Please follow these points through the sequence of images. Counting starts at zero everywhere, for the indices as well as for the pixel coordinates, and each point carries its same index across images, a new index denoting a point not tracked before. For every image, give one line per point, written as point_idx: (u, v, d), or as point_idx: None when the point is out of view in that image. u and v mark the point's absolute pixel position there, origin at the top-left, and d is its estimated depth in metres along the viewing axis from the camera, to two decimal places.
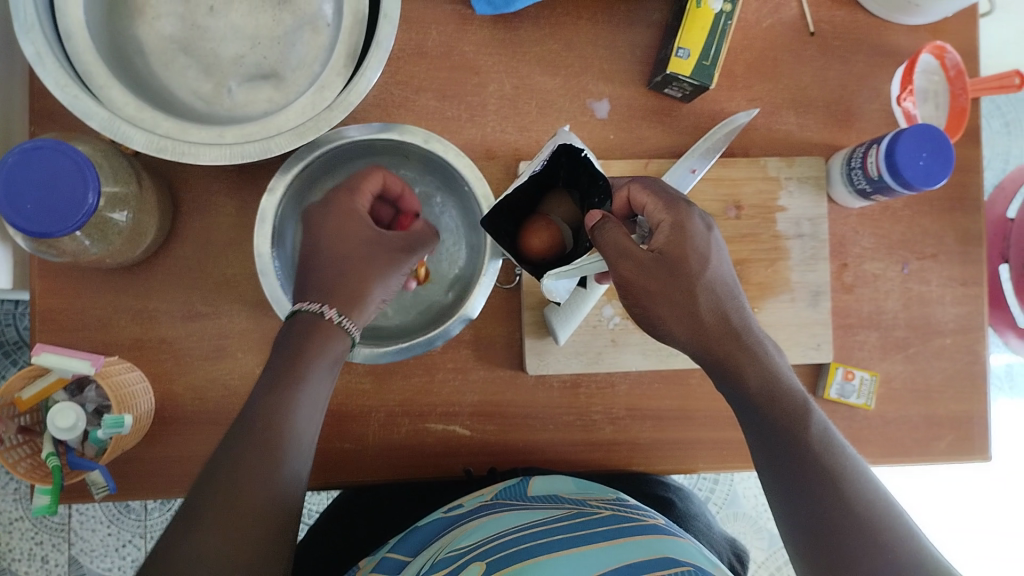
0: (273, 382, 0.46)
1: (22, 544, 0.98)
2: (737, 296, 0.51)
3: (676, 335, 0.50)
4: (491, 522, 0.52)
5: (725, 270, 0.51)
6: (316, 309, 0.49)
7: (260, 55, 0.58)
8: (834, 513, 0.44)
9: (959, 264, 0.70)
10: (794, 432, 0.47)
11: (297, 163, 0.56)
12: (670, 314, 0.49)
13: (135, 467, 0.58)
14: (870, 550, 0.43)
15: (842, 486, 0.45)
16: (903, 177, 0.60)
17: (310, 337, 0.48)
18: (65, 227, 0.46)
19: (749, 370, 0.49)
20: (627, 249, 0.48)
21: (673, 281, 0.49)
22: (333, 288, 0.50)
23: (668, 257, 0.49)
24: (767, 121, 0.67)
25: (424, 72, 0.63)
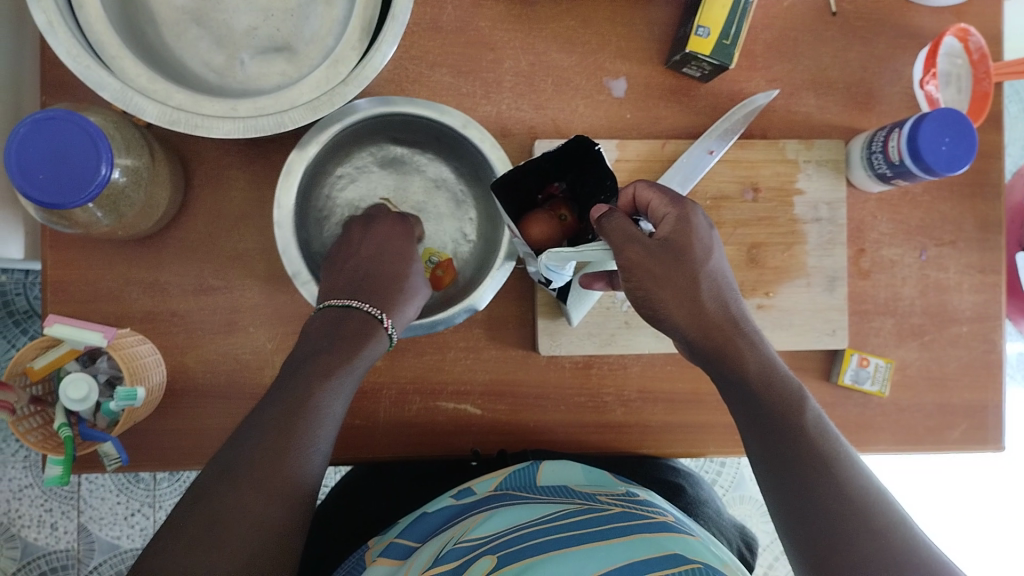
0: (306, 372, 0.48)
1: (31, 512, 0.99)
2: (733, 287, 0.52)
3: (676, 321, 0.50)
4: (502, 515, 0.51)
5: (724, 266, 0.52)
6: (372, 313, 0.52)
7: (273, 27, 0.58)
8: (826, 498, 0.44)
9: (977, 252, 0.69)
10: (788, 419, 0.47)
11: (334, 126, 0.55)
12: (671, 299, 0.49)
13: (146, 439, 0.58)
14: (863, 534, 0.42)
15: (834, 469, 0.45)
16: (925, 162, 0.59)
17: (362, 338, 0.51)
18: (79, 198, 0.46)
19: (749, 356, 0.49)
20: (631, 234, 0.48)
21: (677, 267, 0.49)
22: (388, 303, 0.53)
23: (672, 244, 0.49)
24: (786, 103, 0.66)
25: (440, 48, 0.62)
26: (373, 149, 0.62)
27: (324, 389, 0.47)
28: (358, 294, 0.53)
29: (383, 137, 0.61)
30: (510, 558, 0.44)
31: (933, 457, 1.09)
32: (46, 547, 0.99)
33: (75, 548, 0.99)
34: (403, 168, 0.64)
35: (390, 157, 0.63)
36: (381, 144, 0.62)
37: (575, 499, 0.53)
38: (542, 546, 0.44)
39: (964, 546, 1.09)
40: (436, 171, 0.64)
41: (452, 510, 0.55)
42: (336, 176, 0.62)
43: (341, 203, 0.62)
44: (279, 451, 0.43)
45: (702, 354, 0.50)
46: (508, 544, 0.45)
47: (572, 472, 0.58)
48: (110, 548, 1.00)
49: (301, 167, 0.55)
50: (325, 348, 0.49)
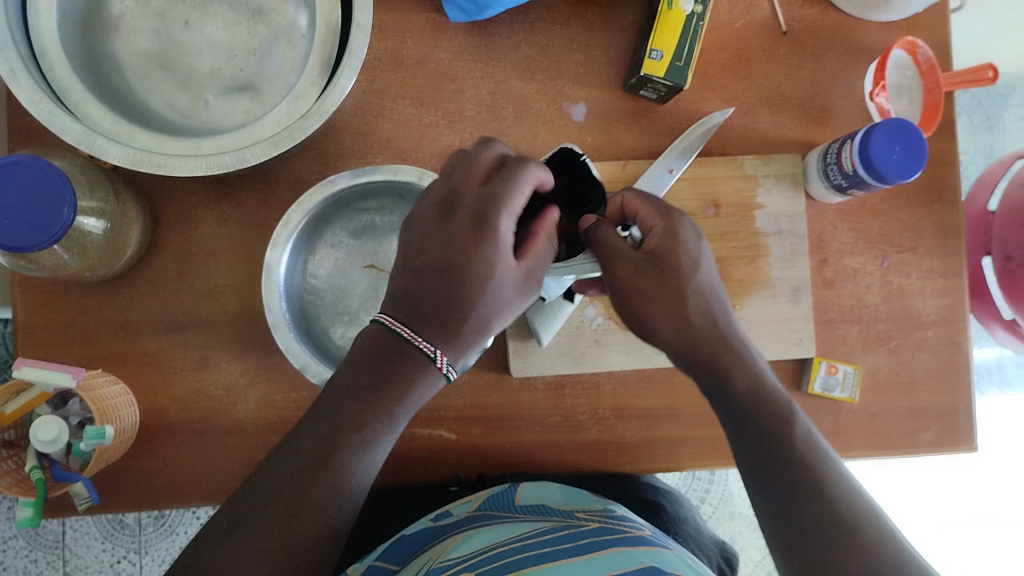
0: (357, 401, 0.43)
1: (17, 564, 1.00)
2: (723, 300, 0.53)
3: (664, 336, 0.51)
4: (480, 535, 0.51)
5: (714, 278, 0.53)
6: (422, 349, 0.44)
7: (237, 68, 0.59)
8: (812, 510, 0.45)
9: (938, 257, 0.70)
10: (777, 433, 0.48)
11: (298, 217, 0.55)
12: (659, 314, 0.51)
13: (122, 479, 0.58)
14: (849, 548, 0.43)
15: (824, 484, 0.46)
16: (877, 171, 0.60)
17: (407, 382, 0.44)
18: (42, 240, 0.47)
19: (735, 371, 0.50)
20: (618, 248, 0.50)
21: (663, 282, 0.50)
22: (450, 333, 0.44)
23: (658, 258, 0.51)
24: (742, 120, 0.68)
25: (400, 81, 0.63)
26: (342, 221, 0.61)
27: (378, 423, 0.43)
28: (416, 324, 0.44)
29: (348, 204, 0.61)
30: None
31: (920, 464, 1.11)
32: None
33: None
34: (377, 232, 0.62)
35: (360, 225, 0.62)
36: (348, 215, 0.61)
37: (553, 517, 0.54)
38: (522, 564, 0.45)
39: (956, 552, 1.10)
40: None
41: (432, 533, 0.55)
42: (315, 260, 0.60)
43: (329, 284, 0.60)
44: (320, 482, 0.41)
45: (691, 367, 0.51)
46: (486, 562, 0.46)
47: (550, 491, 0.59)
48: None
49: (280, 264, 0.55)
50: (367, 384, 0.43)
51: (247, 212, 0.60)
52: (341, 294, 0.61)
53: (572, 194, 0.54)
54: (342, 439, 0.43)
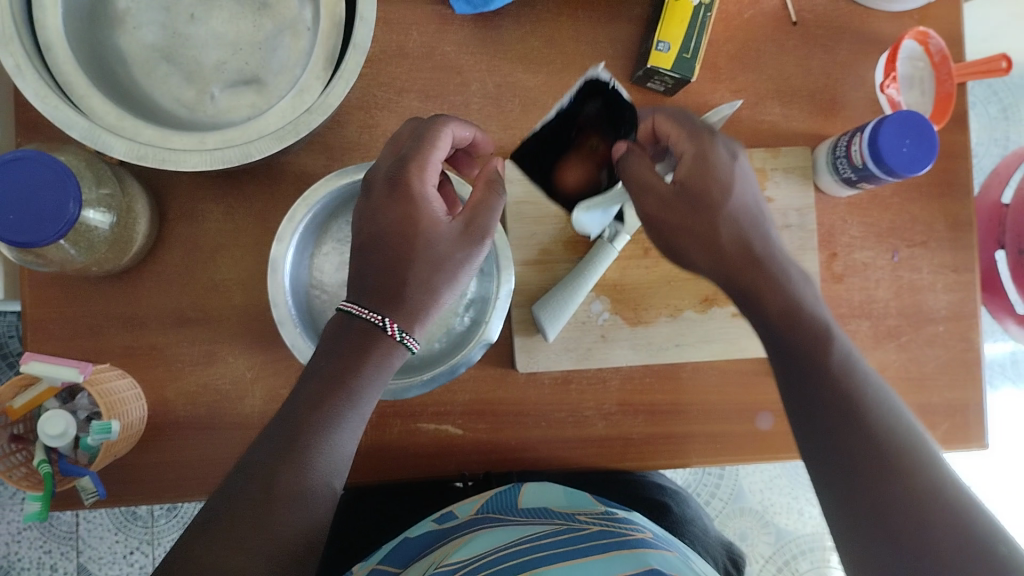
0: (326, 381, 0.45)
1: (31, 554, 1.02)
2: (763, 224, 0.52)
3: (699, 262, 0.52)
4: (481, 537, 0.51)
5: (752, 200, 0.52)
6: (373, 320, 0.47)
7: (242, 61, 0.59)
8: (852, 426, 0.45)
9: (949, 251, 0.69)
10: (813, 357, 0.48)
11: (303, 212, 0.55)
12: (691, 242, 0.52)
13: (129, 473, 0.58)
14: (875, 468, 0.43)
15: (859, 407, 0.45)
16: (886, 164, 0.60)
17: (363, 352, 0.46)
18: (48, 235, 0.47)
19: (769, 294, 0.50)
20: (646, 182, 0.52)
21: (693, 213, 0.51)
22: (398, 294, 0.47)
23: (688, 188, 0.51)
24: (751, 112, 0.67)
25: (406, 74, 0.63)
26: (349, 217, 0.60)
27: (348, 400, 0.45)
28: (364, 297, 0.47)
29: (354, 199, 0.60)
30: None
31: None
32: None
33: None
34: None
35: None
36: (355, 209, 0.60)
37: (555, 519, 0.53)
38: (523, 566, 0.45)
39: None
40: None
41: (434, 534, 0.55)
42: (322, 255, 0.59)
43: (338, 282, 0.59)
44: (298, 460, 0.42)
45: (733, 290, 0.52)
46: (486, 565, 0.46)
47: (554, 494, 0.59)
48: None
49: (285, 259, 0.55)
50: (331, 362, 0.46)
51: (254, 205, 0.60)
52: None
53: (609, 116, 0.56)
54: (299, 437, 0.43)
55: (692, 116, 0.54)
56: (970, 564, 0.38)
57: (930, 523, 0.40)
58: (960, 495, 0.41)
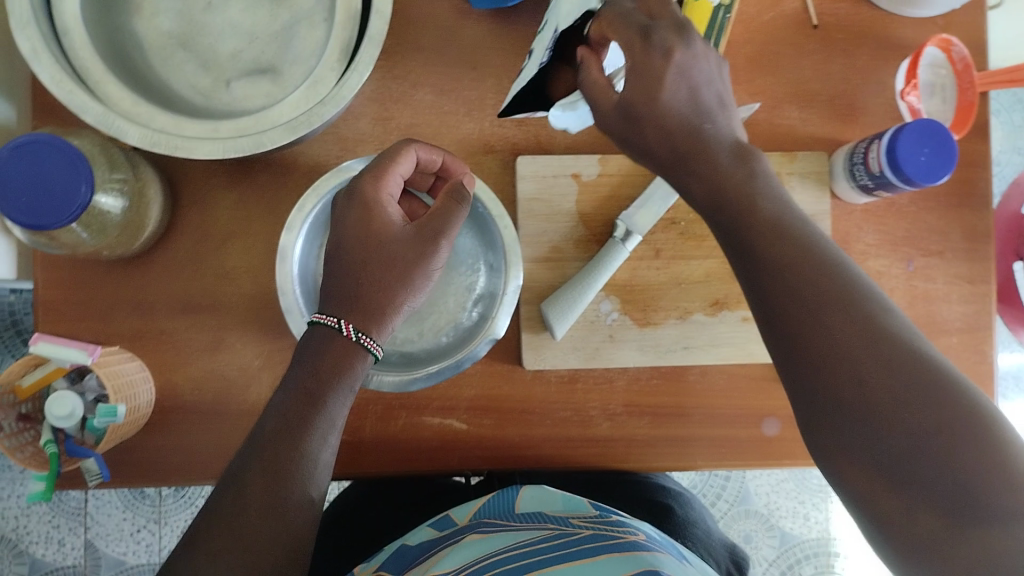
0: (295, 392, 0.45)
1: (39, 528, 1.03)
2: (701, 104, 0.50)
3: (650, 162, 0.52)
4: (477, 543, 0.51)
5: (693, 92, 0.50)
6: (329, 324, 0.47)
7: (258, 50, 0.59)
8: (788, 304, 0.44)
9: (965, 262, 0.69)
10: (742, 218, 0.48)
11: (313, 201, 0.56)
12: (641, 149, 0.51)
13: (134, 456, 0.59)
14: (823, 345, 0.42)
15: (790, 267, 0.45)
16: (904, 173, 0.59)
17: (324, 357, 0.46)
18: (61, 218, 0.47)
19: (702, 172, 0.49)
20: (595, 100, 0.51)
21: (639, 127, 0.50)
22: (356, 295, 0.48)
23: (629, 106, 0.49)
24: (769, 116, 0.67)
25: (422, 67, 0.63)
26: None
27: (319, 407, 0.45)
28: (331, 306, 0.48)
29: None
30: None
31: None
32: (53, 563, 1.03)
33: (82, 564, 1.03)
34: None
35: None
36: None
37: (548, 524, 0.54)
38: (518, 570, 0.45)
39: None
40: None
41: (430, 540, 0.56)
42: None
43: None
44: (274, 471, 0.43)
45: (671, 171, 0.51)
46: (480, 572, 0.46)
47: (551, 499, 0.58)
48: (116, 565, 1.03)
49: (294, 248, 0.55)
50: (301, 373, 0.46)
51: (266, 194, 0.61)
52: None
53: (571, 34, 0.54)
54: (260, 457, 0.43)
55: (633, 8, 0.50)
56: (920, 404, 0.39)
57: (867, 383, 0.40)
58: (898, 350, 0.40)
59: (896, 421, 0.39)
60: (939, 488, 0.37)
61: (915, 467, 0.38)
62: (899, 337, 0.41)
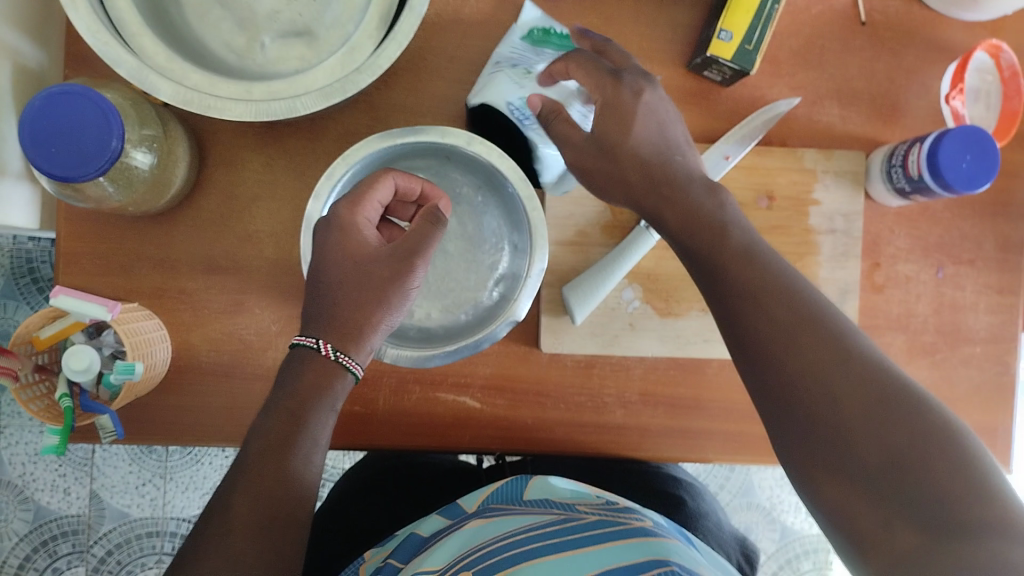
0: (278, 413, 0.46)
1: (45, 476, 1.04)
2: (668, 143, 0.55)
3: (614, 197, 0.56)
4: (483, 527, 0.52)
5: (662, 127, 0.55)
6: (309, 343, 0.48)
7: (295, 12, 0.58)
8: (765, 334, 0.46)
9: (996, 272, 0.68)
10: (715, 253, 0.50)
11: (342, 171, 0.55)
12: (610, 186, 0.55)
13: (148, 413, 0.59)
14: (809, 381, 0.43)
15: (761, 299, 0.47)
16: (944, 179, 0.58)
17: (301, 376, 0.47)
18: (90, 170, 0.47)
19: (675, 210, 0.52)
20: (568, 140, 0.54)
21: (608, 163, 0.54)
22: (333, 314, 0.48)
23: (600, 142, 0.54)
24: (808, 111, 0.65)
25: (459, 39, 0.62)
26: None
27: (301, 420, 0.46)
28: (314, 327, 0.48)
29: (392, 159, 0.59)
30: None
31: None
32: (58, 510, 1.04)
33: (86, 514, 1.04)
34: None
35: None
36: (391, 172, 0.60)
37: (555, 509, 0.54)
38: (518, 557, 0.45)
39: None
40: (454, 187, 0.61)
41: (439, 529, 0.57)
42: None
43: None
44: (263, 488, 0.44)
45: (641, 211, 0.54)
46: (480, 559, 0.47)
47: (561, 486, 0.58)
48: (119, 516, 1.05)
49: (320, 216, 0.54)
50: (280, 394, 0.47)
51: (294, 159, 0.60)
52: None
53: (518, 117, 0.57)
54: (245, 483, 0.44)
55: (602, 59, 0.55)
56: (898, 423, 0.40)
57: (840, 398, 0.42)
58: (864, 367, 0.43)
59: (867, 435, 0.40)
60: (913, 502, 0.38)
61: (889, 479, 0.39)
62: (867, 358, 0.43)
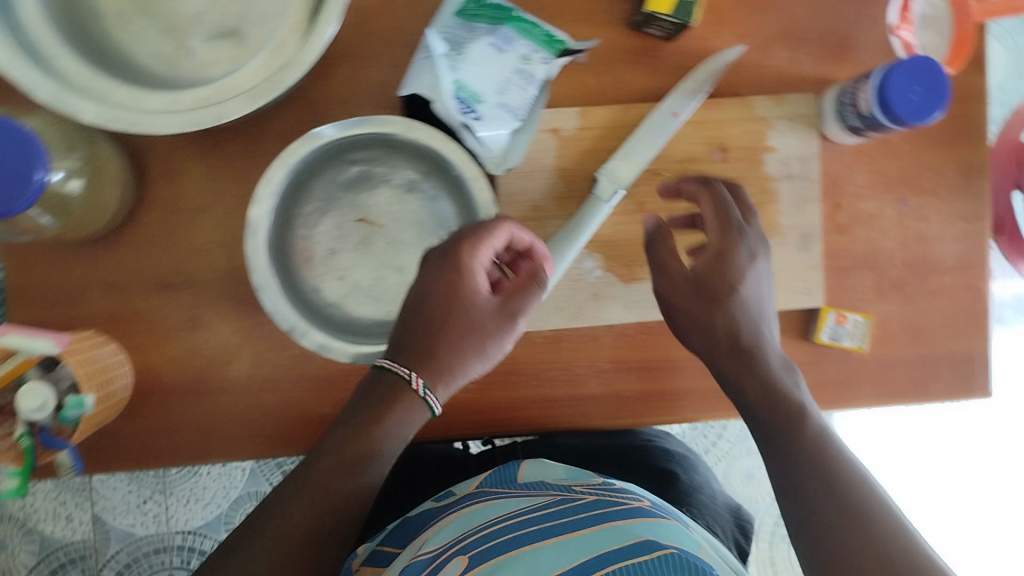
0: (351, 427, 0.48)
1: (46, 506, 1.04)
2: (759, 317, 0.54)
3: (691, 338, 0.54)
4: (478, 512, 0.52)
5: (761, 296, 0.54)
6: (402, 374, 0.49)
7: (222, 13, 0.57)
8: (805, 471, 0.47)
9: (959, 199, 0.67)
10: (790, 429, 0.49)
11: (280, 173, 0.54)
12: (691, 330, 0.54)
13: (116, 437, 0.58)
14: (848, 525, 0.44)
15: (831, 467, 0.47)
16: (893, 113, 0.57)
17: (387, 404, 0.49)
18: (15, 204, 0.45)
19: (749, 381, 0.51)
20: (665, 264, 0.55)
21: (704, 309, 0.53)
22: (431, 350, 0.50)
23: (703, 284, 0.53)
24: (755, 57, 0.64)
25: (392, 23, 0.60)
26: (332, 172, 0.60)
27: (372, 436, 0.48)
28: (402, 355, 0.50)
29: (337, 154, 0.59)
30: (480, 559, 0.44)
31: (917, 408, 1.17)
32: (63, 539, 1.04)
33: (91, 538, 1.04)
34: (369, 183, 0.61)
35: (352, 176, 0.60)
36: (340, 165, 0.60)
37: (550, 491, 0.54)
38: (518, 541, 0.45)
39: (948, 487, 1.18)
40: (402, 175, 0.61)
41: (431, 514, 0.58)
42: (306, 214, 0.59)
43: (319, 241, 0.60)
44: (326, 491, 0.47)
45: (715, 363, 0.53)
46: (477, 544, 0.46)
47: (553, 469, 0.59)
48: (125, 536, 1.05)
49: (265, 221, 0.54)
50: (354, 415, 0.49)
51: (235, 165, 0.59)
52: (334, 249, 0.60)
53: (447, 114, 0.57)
54: (306, 489, 0.47)
55: (728, 194, 0.56)
56: None
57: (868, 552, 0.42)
58: (896, 541, 0.43)
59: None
60: None
61: None
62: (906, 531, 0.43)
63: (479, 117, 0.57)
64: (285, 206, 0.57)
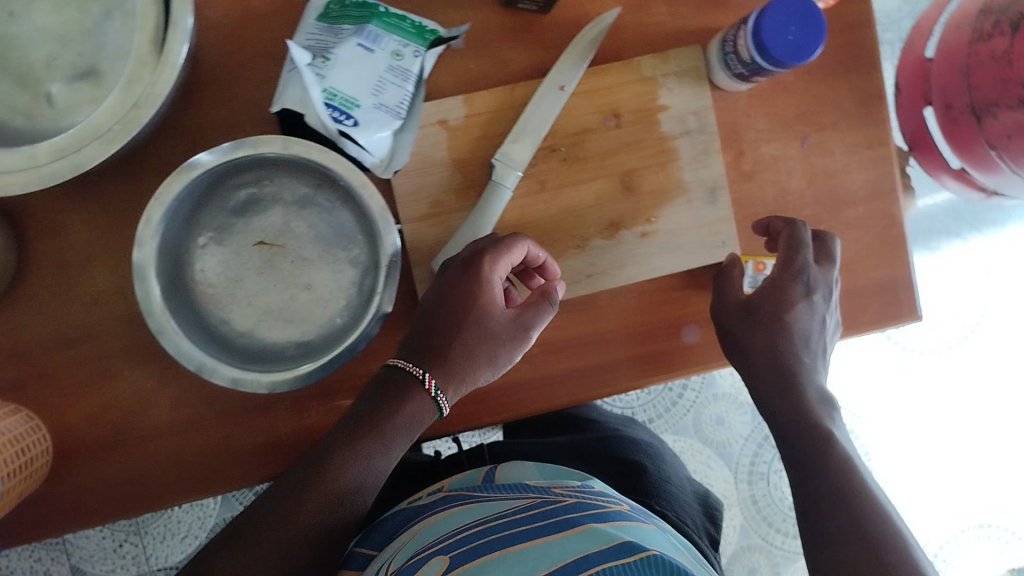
0: (359, 419, 0.52)
1: (22, 565, 1.02)
2: (805, 344, 0.59)
3: (747, 367, 0.60)
4: (452, 517, 0.49)
5: (811, 328, 0.59)
6: (414, 373, 0.53)
7: (74, 53, 0.54)
8: (827, 476, 0.52)
9: (860, 128, 0.67)
10: (814, 452, 0.54)
11: (159, 212, 0.52)
12: (747, 358, 0.60)
13: (43, 505, 0.56)
14: (857, 532, 0.49)
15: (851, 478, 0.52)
16: (773, 56, 0.56)
17: (402, 398, 0.53)
18: None
19: (783, 405, 0.57)
20: (731, 285, 0.61)
21: (754, 329, 0.59)
22: (444, 353, 0.54)
23: (751, 309, 0.59)
24: (635, 16, 0.63)
25: (257, 37, 0.58)
26: (218, 201, 0.58)
27: (376, 430, 0.52)
28: (413, 356, 0.54)
29: (219, 181, 0.57)
30: (463, 558, 0.42)
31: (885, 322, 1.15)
32: None
33: None
34: (260, 205, 0.59)
35: (241, 201, 0.58)
36: (226, 192, 0.58)
37: (529, 494, 0.51)
38: (495, 545, 0.43)
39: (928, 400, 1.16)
40: (294, 192, 0.59)
41: (408, 512, 0.54)
42: (201, 247, 0.58)
43: (218, 274, 0.58)
44: (329, 482, 0.50)
45: (760, 385, 0.59)
46: (457, 547, 0.44)
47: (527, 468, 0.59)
48: None
49: (153, 263, 0.52)
50: (362, 411, 0.52)
51: (117, 208, 0.57)
52: (235, 279, 0.58)
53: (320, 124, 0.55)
54: (312, 480, 0.50)
55: (784, 226, 0.61)
56: None
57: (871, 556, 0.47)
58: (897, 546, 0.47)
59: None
60: None
61: None
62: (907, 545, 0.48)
63: (356, 122, 0.55)
64: (175, 243, 0.56)
